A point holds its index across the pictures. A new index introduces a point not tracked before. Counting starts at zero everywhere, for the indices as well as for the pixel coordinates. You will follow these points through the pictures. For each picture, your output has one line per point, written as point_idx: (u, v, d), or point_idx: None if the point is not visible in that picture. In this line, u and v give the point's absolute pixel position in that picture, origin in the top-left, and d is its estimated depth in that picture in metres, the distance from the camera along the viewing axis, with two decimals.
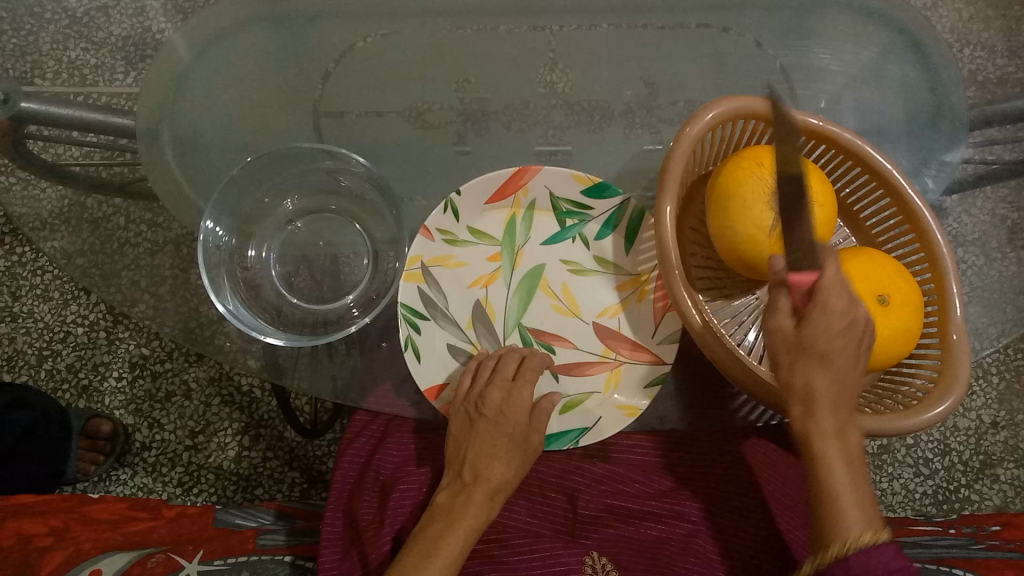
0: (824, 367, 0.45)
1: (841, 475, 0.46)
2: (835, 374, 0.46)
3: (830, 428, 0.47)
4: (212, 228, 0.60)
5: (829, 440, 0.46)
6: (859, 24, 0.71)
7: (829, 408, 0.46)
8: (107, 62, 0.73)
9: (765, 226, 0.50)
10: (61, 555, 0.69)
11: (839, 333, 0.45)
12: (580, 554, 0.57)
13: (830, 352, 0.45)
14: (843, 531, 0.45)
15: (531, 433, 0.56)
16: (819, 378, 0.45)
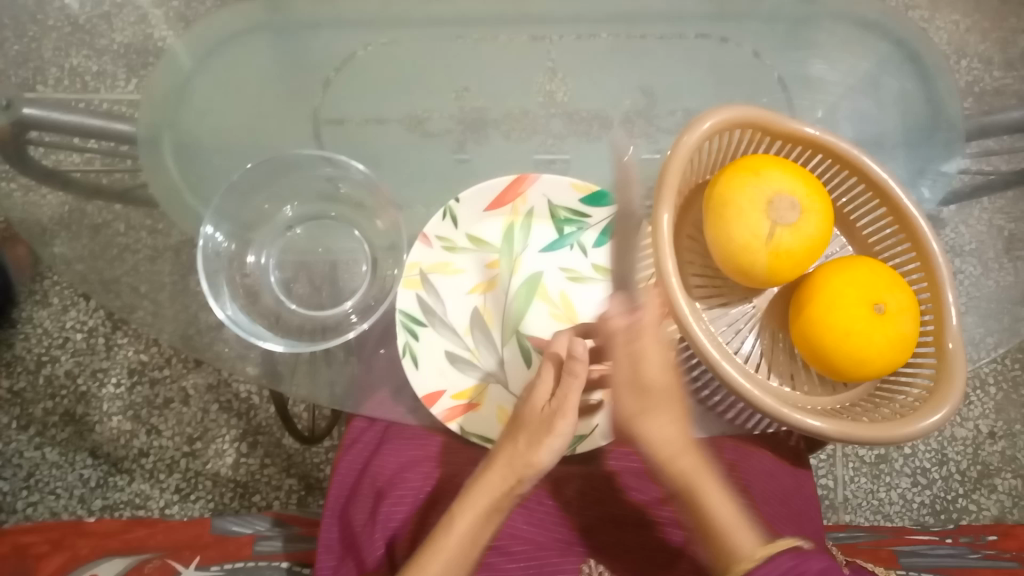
0: (661, 418, 0.53)
1: (715, 498, 0.52)
2: (652, 408, 0.53)
3: (677, 457, 0.53)
4: (211, 234, 0.62)
5: (695, 473, 0.53)
6: (856, 37, 0.72)
7: (668, 446, 0.53)
8: (108, 69, 0.75)
9: (760, 235, 0.50)
10: (58, 560, 0.70)
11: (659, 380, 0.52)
12: (577, 562, 0.60)
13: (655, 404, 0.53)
14: (735, 554, 0.49)
15: (553, 417, 0.52)
16: (665, 430, 0.53)
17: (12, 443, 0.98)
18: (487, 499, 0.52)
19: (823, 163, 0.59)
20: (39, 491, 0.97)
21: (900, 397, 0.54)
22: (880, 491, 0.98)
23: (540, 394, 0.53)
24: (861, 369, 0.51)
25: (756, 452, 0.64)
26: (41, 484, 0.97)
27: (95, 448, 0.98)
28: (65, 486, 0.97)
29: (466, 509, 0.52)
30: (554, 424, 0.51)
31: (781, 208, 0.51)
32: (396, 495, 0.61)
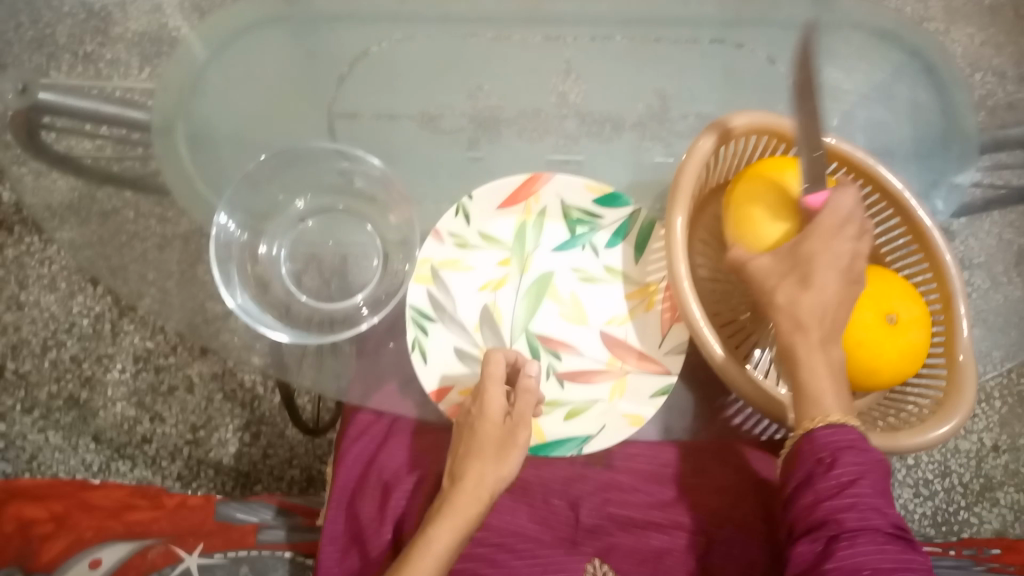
0: (808, 288, 0.47)
1: (815, 369, 0.47)
2: (817, 295, 0.47)
3: (817, 340, 0.47)
4: (225, 224, 0.62)
5: (806, 353, 0.47)
6: (871, 45, 0.72)
7: (817, 326, 0.47)
8: (123, 58, 0.74)
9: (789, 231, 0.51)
10: (63, 542, 0.71)
11: (813, 259, 0.47)
12: (582, 560, 0.57)
13: (811, 273, 0.47)
14: (817, 411, 0.47)
15: (514, 435, 0.51)
16: (806, 297, 0.47)
17: (16, 426, 0.98)
18: (449, 538, 0.48)
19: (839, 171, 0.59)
20: (40, 475, 0.96)
21: (909, 407, 0.54)
22: None
23: (495, 409, 0.52)
24: (870, 378, 0.51)
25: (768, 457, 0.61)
26: (43, 468, 0.97)
27: (98, 434, 0.97)
28: (67, 470, 0.96)
29: (444, 525, 0.48)
30: (515, 439, 0.51)
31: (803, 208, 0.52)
32: (405, 489, 0.60)
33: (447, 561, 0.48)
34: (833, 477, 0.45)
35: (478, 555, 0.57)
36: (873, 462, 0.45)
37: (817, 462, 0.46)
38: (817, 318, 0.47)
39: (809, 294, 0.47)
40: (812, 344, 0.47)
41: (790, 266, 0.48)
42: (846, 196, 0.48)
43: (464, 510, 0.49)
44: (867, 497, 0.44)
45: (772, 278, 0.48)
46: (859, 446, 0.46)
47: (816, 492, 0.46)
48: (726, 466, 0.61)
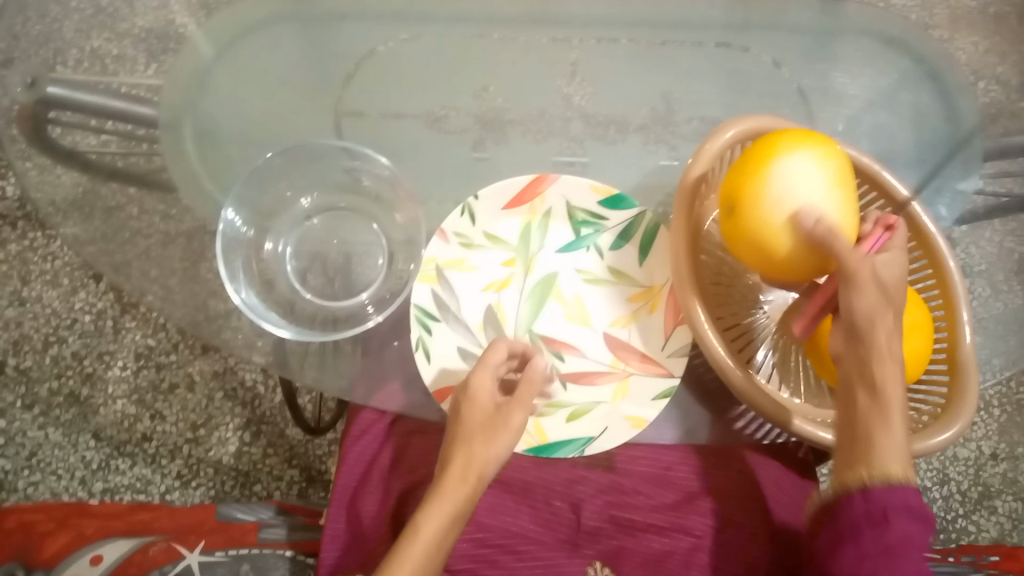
0: (885, 317, 0.46)
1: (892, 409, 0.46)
2: (889, 325, 0.46)
3: (889, 374, 0.46)
4: (232, 220, 0.61)
5: (890, 384, 0.46)
6: (877, 51, 0.72)
7: (890, 358, 0.46)
8: (129, 54, 0.74)
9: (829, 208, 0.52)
10: (64, 539, 0.73)
11: (898, 288, 0.47)
12: (582, 563, 0.58)
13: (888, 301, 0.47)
14: (886, 454, 0.45)
15: (505, 415, 0.50)
16: (884, 325, 0.46)
17: (16, 422, 0.98)
18: (436, 525, 0.47)
19: None
20: (40, 471, 0.96)
21: (910, 414, 0.55)
22: None
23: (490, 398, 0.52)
24: None
25: (768, 462, 0.61)
26: (44, 464, 0.96)
27: (98, 431, 0.97)
28: (66, 467, 0.96)
29: (432, 512, 0.47)
30: (502, 423, 0.50)
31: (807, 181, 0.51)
32: (404, 489, 0.61)
33: (435, 557, 0.47)
34: (881, 538, 0.45)
35: (481, 555, 0.58)
36: (923, 531, 0.45)
37: (865, 518, 0.46)
38: (891, 349, 0.46)
39: (889, 327, 0.46)
40: (896, 376, 0.46)
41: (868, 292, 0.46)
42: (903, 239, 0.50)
43: (450, 497, 0.48)
44: (910, 564, 0.45)
45: (853, 301, 0.46)
46: (915, 510, 0.45)
47: (858, 548, 0.46)
48: (725, 471, 0.61)
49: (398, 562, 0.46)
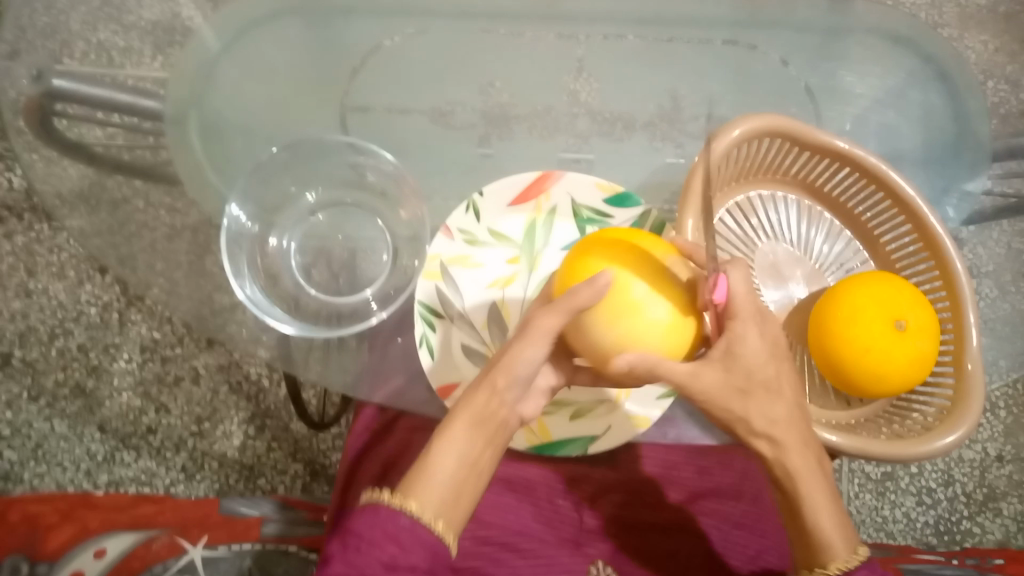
0: (775, 409, 0.46)
1: (821, 503, 0.46)
2: (780, 413, 0.46)
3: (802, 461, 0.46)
4: (236, 215, 0.62)
5: (803, 472, 0.46)
6: (886, 50, 0.72)
7: (794, 448, 0.46)
8: (135, 45, 0.75)
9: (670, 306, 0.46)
10: (66, 532, 0.73)
11: (761, 367, 0.45)
12: (586, 562, 0.57)
13: (770, 390, 0.45)
14: (830, 551, 0.45)
15: (528, 324, 0.46)
16: (773, 421, 0.45)
17: (22, 413, 0.99)
18: (472, 430, 0.45)
19: (849, 177, 0.59)
20: (45, 462, 0.97)
21: (915, 415, 0.54)
22: (884, 508, 0.98)
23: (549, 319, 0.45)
24: (879, 385, 0.51)
25: (769, 466, 0.63)
26: (49, 456, 0.97)
27: (103, 423, 0.98)
28: (72, 459, 0.97)
29: (462, 419, 0.45)
30: (521, 347, 0.46)
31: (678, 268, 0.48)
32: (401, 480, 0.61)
33: (462, 467, 0.44)
34: None
35: (484, 553, 0.57)
36: None
37: None
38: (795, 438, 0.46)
39: (783, 420, 0.46)
40: (807, 461, 0.46)
41: (746, 388, 0.45)
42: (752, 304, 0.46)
43: (471, 411, 0.46)
44: None
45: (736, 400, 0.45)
46: None
47: None
48: (727, 469, 0.62)
49: (428, 470, 0.43)
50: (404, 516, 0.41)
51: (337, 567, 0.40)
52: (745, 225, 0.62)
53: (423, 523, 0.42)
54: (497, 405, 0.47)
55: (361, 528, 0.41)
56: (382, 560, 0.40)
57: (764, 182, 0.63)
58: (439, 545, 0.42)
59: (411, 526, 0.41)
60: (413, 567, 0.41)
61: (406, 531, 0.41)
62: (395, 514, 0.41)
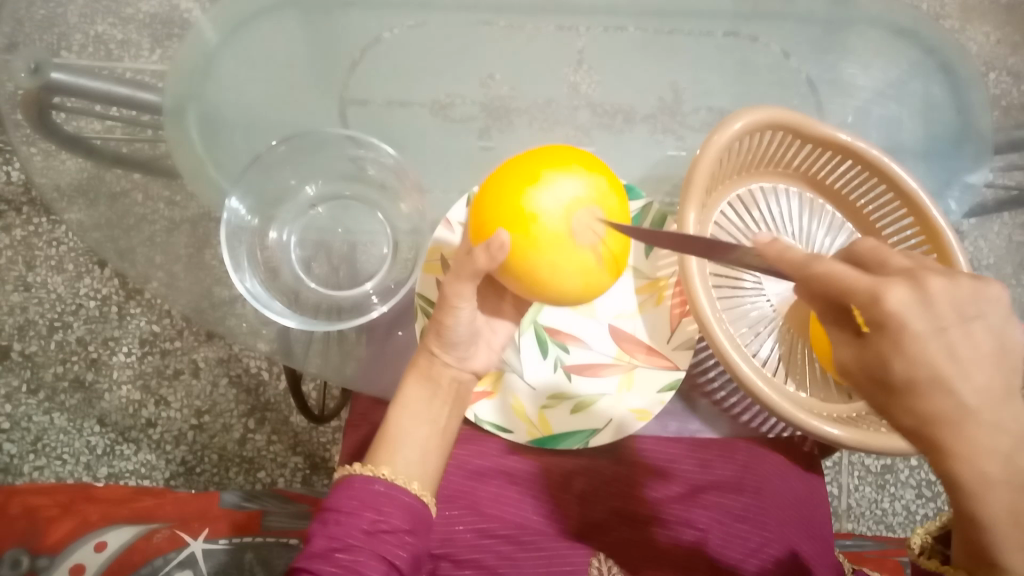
0: (943, 403, 0.34)
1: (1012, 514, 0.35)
2: (955, 409, 0.34)
3: (987, 470, 0.34)
4: (236, 208, 0.61)
5: (986, 484, 0.34)
6: (888, 42, 0.71)
7: (973, 454, 0.34)
8: (132, 39, 0.75)
9: (580, 268, 0.46)
10: (68, 525, 0.73)
11: (920, 357, 0.34)
12: (586, 555, 0.57)
13: (931, 379, 0.34)
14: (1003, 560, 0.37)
15: (445, 295, 0.50)
16: (942, 418, 0.34)
17: (21, 407, 0.99)
18: (425, 400, 0.51)
19: (851, 170, 0.59)
20: (45, 456, 0.97)
21: None
22: (884, 500, 0.98)
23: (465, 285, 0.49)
24: None
25: (772, 456, 0.61)
26: (49, 449, 0.97)
27: (103, 417, 0.98)
28: (71, 452, 0.97)
29: (415, 386, 0.51)
30: (443, 316, 0.50)
31: (580, 224, 0.45)
32: None
33: (422, 426, 0.50)
34: None
35: (486, 546, 0.58)
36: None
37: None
38: (983, 441, 0.34)
39: (960, 418, 0.34)
40: (992, 471, 0.34)
41: (898, 379, 0.34)
42: (895, 290, 0.34)
43: (416, 373, 0.51)
44: None
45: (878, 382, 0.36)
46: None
47: None
48: (728, 462, 0.60)
49: (392, 437, 0.49)
50: (378, 482, 0.46)
51: (321, 542, 0.44)
52: (747, 218, 0.62)
53: (396, 486, 0.46)
54: (439, 367, 0.52)
55: (338, 502, 0.45)
56: (362, 528, 0.44)
57: (766, 174, 0.63)
58: (415, 505, 0.46)
59: (386, 491, 0.45)
60: (395, 528, 0.45)
61: (382, 497, 0.45)
62: (370, 481, 0.46)
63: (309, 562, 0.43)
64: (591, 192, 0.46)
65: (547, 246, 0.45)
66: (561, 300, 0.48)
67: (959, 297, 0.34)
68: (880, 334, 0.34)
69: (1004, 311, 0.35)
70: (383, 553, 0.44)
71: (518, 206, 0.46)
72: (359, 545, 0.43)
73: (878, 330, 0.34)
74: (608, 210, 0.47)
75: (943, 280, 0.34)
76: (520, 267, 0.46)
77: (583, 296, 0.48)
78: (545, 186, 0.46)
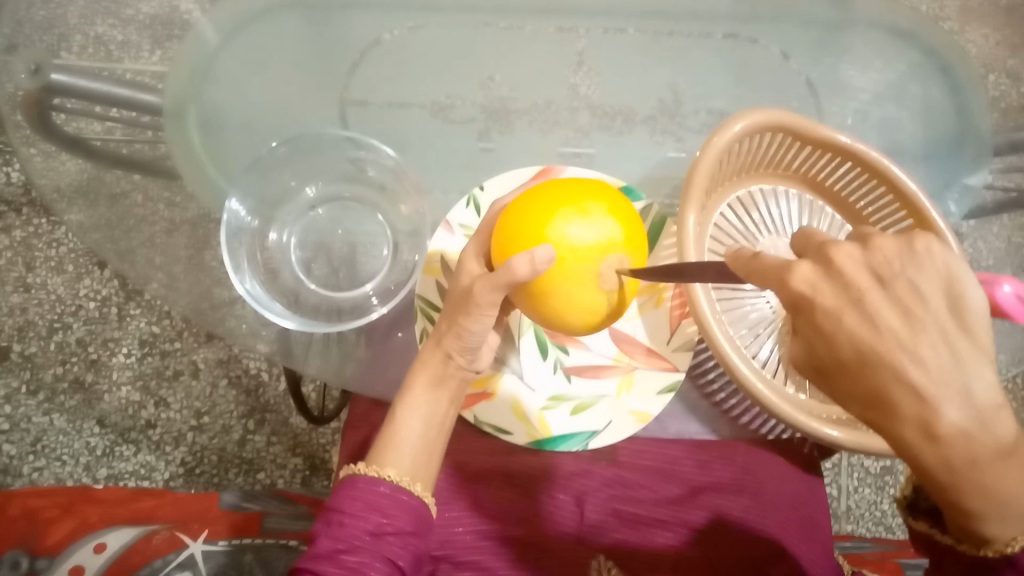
0: (877, 381, 0.29)
1: (992, 480, 0.30)
2: (892, 384, 0.29)
3: (950, 447, 0.29)
4: (236, 210, 0.61)
5: (954, 461, 0.29)
6: (888, 44, 0.72)
7: (928, 432, 0.29)
8: (133, 39, 0.74)
9: (593, 312, 0.47)
10: (66, 528, 0.73)
11: (840, 336, 0.30)
12: (586, 557, 0.58)
13: (856, 359, 0.30)
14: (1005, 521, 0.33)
15: (470, 297, 0.46)
16: (876, 396, 0.30)
17: (21, 408, 0.98)
18: (429, 401, 0.50)
19: (851, 172, 0.59)
20: (45, 457, 0.97)
21: None
22: (883, 502, 0.98)
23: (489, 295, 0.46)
24: None
25: (770, 457, 0.62)
26: (48, 450, 0.97)
27: (103, 418, 0.98)
28: (71, 453, 0.97)
29: (419, 384, 0.50)
30: (465, 319, 0.47)
31: (608, 271, 0.46)
32: None
33: (425, 427, 0.49)
34: None
35: (485, 548, 0.58)
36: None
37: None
38: (934, 416, 0.28)
39: (894, 397, 0.29)
40: (954, 449, 0.29)
41: (823, 361, 0.31)
42: (802, 269, 0.31)
43: (427, 374, 0.50)
44: None
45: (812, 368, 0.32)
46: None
47: None
48: (727, 464, 0.61)
49: (395, 436, 0.48)
50: (382, 483, 0.46)
51: (326, 543, 0.44)
52: (746, 220, 0.62)
53: (401, 487, 0.46)
54: (452, 369, 0.50)
55: (342, 504, 0.45)
56: (367, 529, 0.44)
57: (766, 176, 0.63)
58: (418, 506, 0.47)
59: (391, 493, 0.46)
60: (399, 530, 0.45)
61: (386, 499, 0.46)
62: (375, 482, 0.46)
63: (314, 563, 0.43)
64: (623, 238, 0.47)
65: (573, 284, 0.45)
66: (558, 329, 0.48)
67: (874, 261, 0.30)
68: (804, 318, 0.31)
69: (938, 266, 0.29)
70: (387, 554, 0.44)
71: (559, 230, 0.45)
72: (364, 546, 0.44)
73: (803, 315, 0.31)
74: (633, 258, 0.47)
75: (851, 253, 0.31)
76: (540, 294, 0.46)
77: (579, 330, 0.48)
78: (587, 222, 0.46)
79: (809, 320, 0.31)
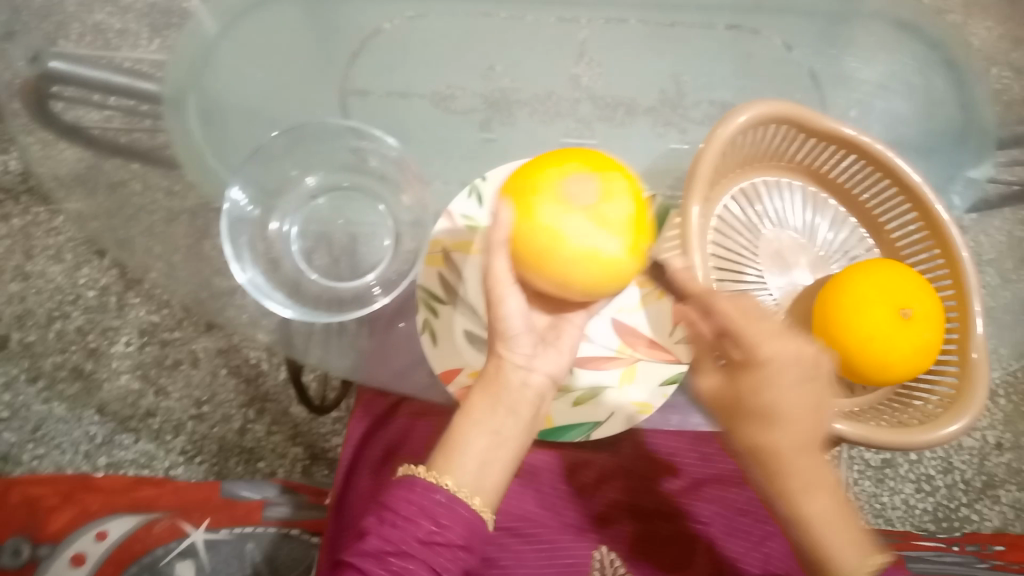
0: (777, 428, 0.45)
1: (817, 514, 0.45)
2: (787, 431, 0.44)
3: (802, 480, 0.45)
4: (237, 201, 0.61)
5: (800, 491, 0.45)
6: (891, 35, 0.71)
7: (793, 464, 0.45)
8: (132, 27, 0.72)
9: (584, 240, 0.47)
10: (69, 514, 0.74)
11: (773, 393, 0.45)
12: (590, 548, 0.57)
13: (773, 410, 0.45)
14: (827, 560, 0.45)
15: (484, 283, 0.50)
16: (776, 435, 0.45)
17: (20, 396, 0.98)
18: (484, 404, 0.47)
19: (855, 164, 0.59)
20: (44, 445, 0.96)
21: (917, 403, 0.54)
22: (881, 495, 0.95)
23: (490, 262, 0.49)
24: (882, 374, 0.51)
25: None
26: (49, 438, 0.97)
27: (103, 406, 0.98)
28: (71, 442, 0.96)
29: (478, 394, 0.48)
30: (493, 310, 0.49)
31: (576, 194, 0.47)
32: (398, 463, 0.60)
33: (484, 437, 0.46)
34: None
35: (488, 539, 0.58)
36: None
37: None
38: (801, 458, 0.45)
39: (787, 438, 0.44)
40: (800, 482, 0.45)
41: (753, 407, 0.45)
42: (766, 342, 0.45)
43: (488, 393, 0.48)
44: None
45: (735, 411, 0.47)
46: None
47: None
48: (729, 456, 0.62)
49: (456, 444, 0.45)
50: (439, 490, 0.42)
51: (375, 541, 0.40)
52: (748, 212, 0.62)
53: (458, 498, 0.42)
54: (507, 373, 0.49)
55: (396, 504, 0.41)
56: (418, 536, 0.40)
57: (769, 167, 0.62)
58: (474, 518, 0.42)
59: (447, 502, 0.41)
60: (449, 543, 0.41)
61: (442, 507, 0.41)
62: (432, 489, 0.42)
63: (360, 560, 0.40)
64: (589, 166, 0.49)
65: (547, 217, 0.47)
66: (570, 277, 0.48)
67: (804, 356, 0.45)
68: (750, 375, 0.45)
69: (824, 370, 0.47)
70: (434, 565, 0.40)
71: (529, 180, 0.49)
72: (412, 553, 0.40)
73: (749, 371, 0.45)
74: (610, 183, 0.48)
75: (797, 346, 0.46)
76: (524, 241, 0.48)
77: (586, 267, 0.47)
78: (551, 165, 0.49)
79: (757, 373, 0.45)
